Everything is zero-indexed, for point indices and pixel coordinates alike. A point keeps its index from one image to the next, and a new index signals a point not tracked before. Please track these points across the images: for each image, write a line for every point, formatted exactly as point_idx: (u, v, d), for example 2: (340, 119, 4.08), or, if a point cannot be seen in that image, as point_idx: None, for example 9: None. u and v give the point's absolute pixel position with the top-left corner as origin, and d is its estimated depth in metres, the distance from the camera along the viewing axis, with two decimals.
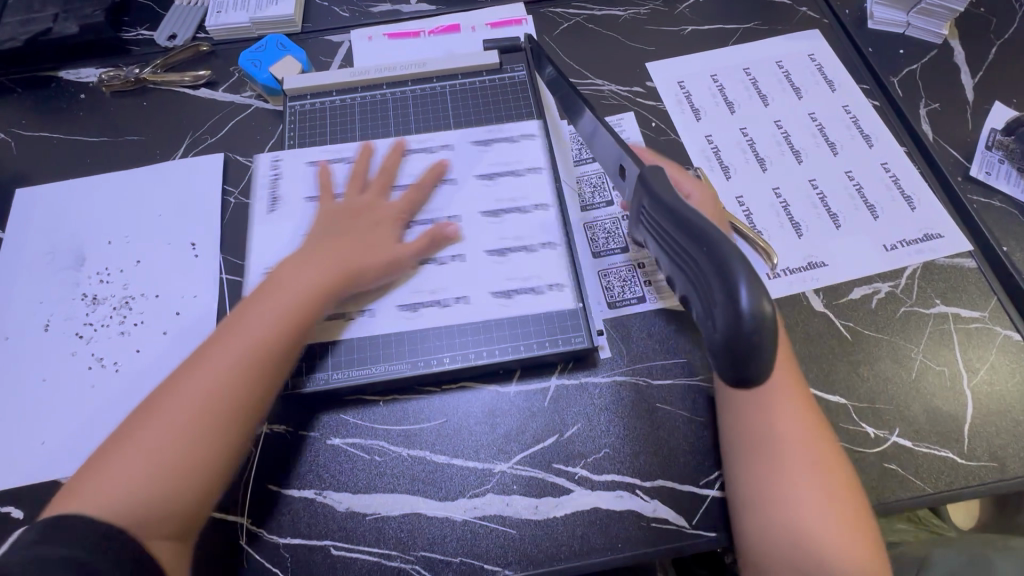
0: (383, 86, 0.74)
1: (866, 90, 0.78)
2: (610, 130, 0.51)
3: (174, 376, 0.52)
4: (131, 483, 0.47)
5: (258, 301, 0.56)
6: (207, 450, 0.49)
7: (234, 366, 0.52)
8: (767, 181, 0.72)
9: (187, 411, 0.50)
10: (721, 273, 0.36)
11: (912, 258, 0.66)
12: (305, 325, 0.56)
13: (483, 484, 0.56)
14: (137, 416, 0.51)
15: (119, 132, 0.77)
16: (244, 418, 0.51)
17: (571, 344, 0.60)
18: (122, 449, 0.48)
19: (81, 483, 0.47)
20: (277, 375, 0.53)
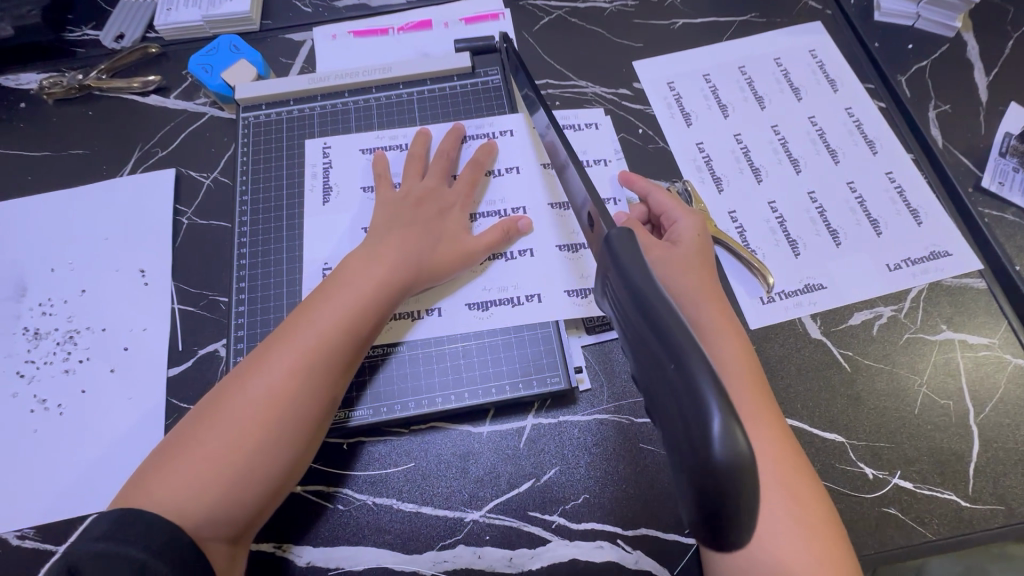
0: (346, 93, 0.68)
1: (871, 90, 0.72)
2: (582, 171, 0.47)
3: (238, 374, 0.50)
4: (188, 487, 0.45)
5: (326, 294, 0.52)
6: (268, 456, 0.47)
7: (288, 368, 0.49)
8: (762, 194, 0.66)
9: (241, 413, 0.47)
10: (690, 402, 0.28)
11: (917, 279, 0.61)
12: (365, 327, 0.52)
13: (453, 534, 0.53)
14: (196, 417, 0.49)
15: (63, 145, 0.72)
16: (307, 422, 0.49)
17: (546, 385, 0.56)
18: (183, 451, 0.47)
19: (139, 485, 0.45)
20: (329, 380, 0.50)
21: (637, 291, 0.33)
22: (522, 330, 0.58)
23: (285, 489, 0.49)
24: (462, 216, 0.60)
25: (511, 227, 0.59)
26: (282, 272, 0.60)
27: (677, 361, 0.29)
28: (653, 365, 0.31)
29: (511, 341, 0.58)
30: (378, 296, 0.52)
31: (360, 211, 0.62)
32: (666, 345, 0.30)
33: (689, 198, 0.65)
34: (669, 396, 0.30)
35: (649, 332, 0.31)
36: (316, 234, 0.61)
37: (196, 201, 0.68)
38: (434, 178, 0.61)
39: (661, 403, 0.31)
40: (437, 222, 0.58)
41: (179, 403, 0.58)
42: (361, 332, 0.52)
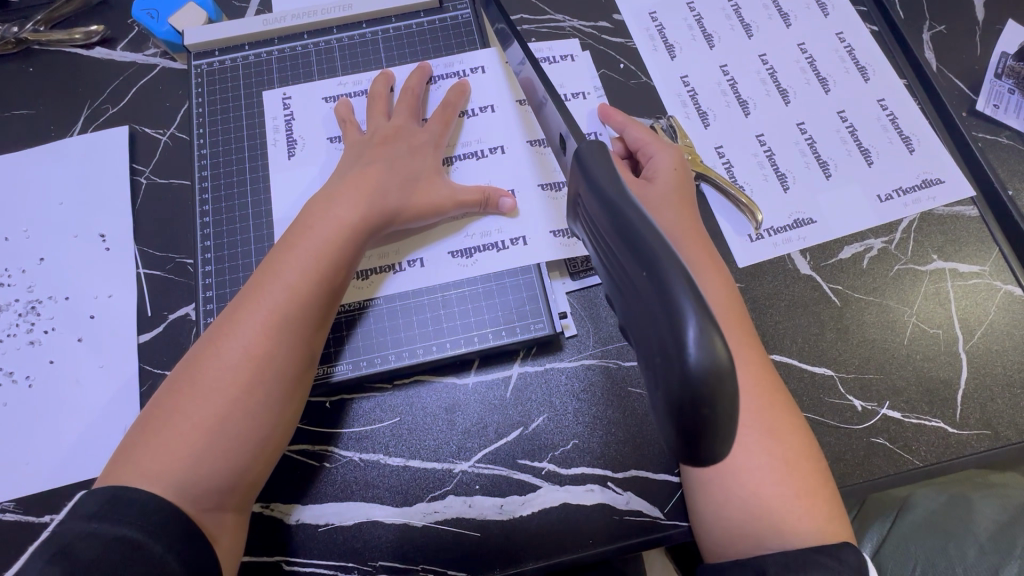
0: (304, 36, 0.63)
1: (863, 12, 0.68)
2: (559, 104, 0.43)
3: (206, 342, 0.47)
4: (177, 462, 0.44)
5: (290, 248, 0.49)
6: (254, 418, 0.46)
7: (258, 327, 0.47)
8: (750, 127, 0.63)
9: (215, 378, 0.46)
10: (667, 313, 0.28)
11: (908, 209, 0.60)
12: (335, 279, 0.50)
13: (442, 486, 0.52)
14: (170, 391, 0.47)
15: (5, 105, 0.66)
16: (289, 383, 0.48)
17: (531, 332, 0.55)
18: (163, 425, 0.45)
19: (125, 465, 0.44)
20: (303, 336, 0.48)
21: (616, 213, 0.32)
22: (503, 278, 0.56)
23: (275, 451, 0.49)
24: (436, 157, 0.56)
25: (494, 200, 0.56)
26: (248, 235, 0.57)
27: (656, 276, 0.28)
28: (631, 286, 0.31)
29: (492, 290, 0.56)
30: (349, 250, 0.50)
31: (322, 164, 0.58)
32: (644, 264, 0.29)
33: (674, 134, 0.62)
34: (644, 309, 0.30)
35: (628, 253, 0.31)
36: (283, 189, 0.58)
37: (154, 160, 0.64)
38: (404, 119, 0.57)
39: (638, 321, 0.31)
40: (406, 167, 0.54)
41: (153, 369, 0.56)
42: (331, 284, 0.49)
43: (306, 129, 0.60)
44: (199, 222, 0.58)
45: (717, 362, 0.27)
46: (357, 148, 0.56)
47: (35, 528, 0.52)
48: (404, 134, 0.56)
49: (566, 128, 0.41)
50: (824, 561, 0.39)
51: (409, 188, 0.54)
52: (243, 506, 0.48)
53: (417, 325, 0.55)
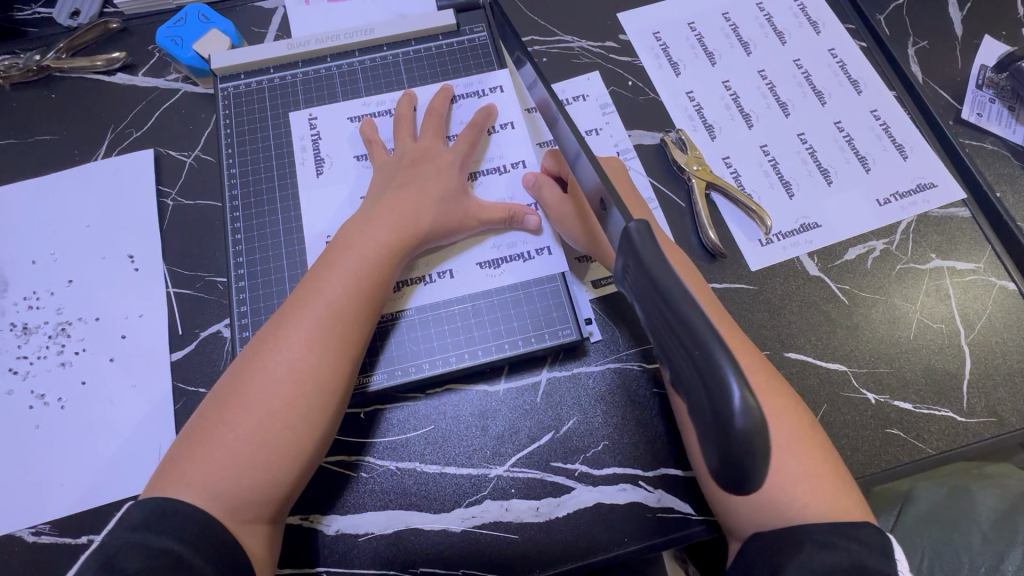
0: (327, 59, 0.66)
1: (852, 30, 0.73)
2: (570, 123, 0.44)
3: (251, 356, 0.49)
4: (221, 472, 0.45)
5: (330, 266, 0.52)
6: (296, 432, 0.47)
7: (301, 344, 0.48)
8: (754, 138, 0.67)
9: (260, 391, 0.47)
10: (709, 375, 0.30)
11: (906, 211, 0.63)
12: (372, 296, 0.51)
13: (479, 491, 0.53)
14: (213, 405, 0.48)
15: (28, 131, 0.67)
16: (331, 398, 0.49)
17: (558, 337, 0.57)
18: (207, 436, 0.46)
19: (171, 474, 0.45)
20: (344, 352, 0.50)
21: (663, 288, 0.32)
22: (530, 286, 0.58)
23: (314, 465, 0.50)
24: (462, 172, 0.59)
25: (520, 215, 0.58)
26: (279, 253, 0.59)
27: (701, 347, 0.30)
28: (676, 346, 0.32)
29: (519, 298, 0.58)
30: (385, 266, 0.53)
31: (349, 183, 0.60)
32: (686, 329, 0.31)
33: (684, 146, 0.65)
34: (688, 368, 0.32)
35: (672, 319, 0.32)
36: (313, 206, 0.60)
37: (180, 181, 0.65)
38: (431, 141, 0.59)
39: (680, 374, 0.33)
40: (436, 187, 0.56)
41: (187, 386, 0.57)
42: (368, 302, 0.51)
43: (333, 149, 0.62)
44: (231, 241, 0.59)
45: (762, 420, 0.30)
46: (385, 167, 0.58)
47: (73, 549, 0.52)
48: (432, 153, 0.58)
49: (579, 146, 0.43)
50: (853, 544, 0.41)
51: (440, 206, 0.56)
52: (280, 520, 0.49)
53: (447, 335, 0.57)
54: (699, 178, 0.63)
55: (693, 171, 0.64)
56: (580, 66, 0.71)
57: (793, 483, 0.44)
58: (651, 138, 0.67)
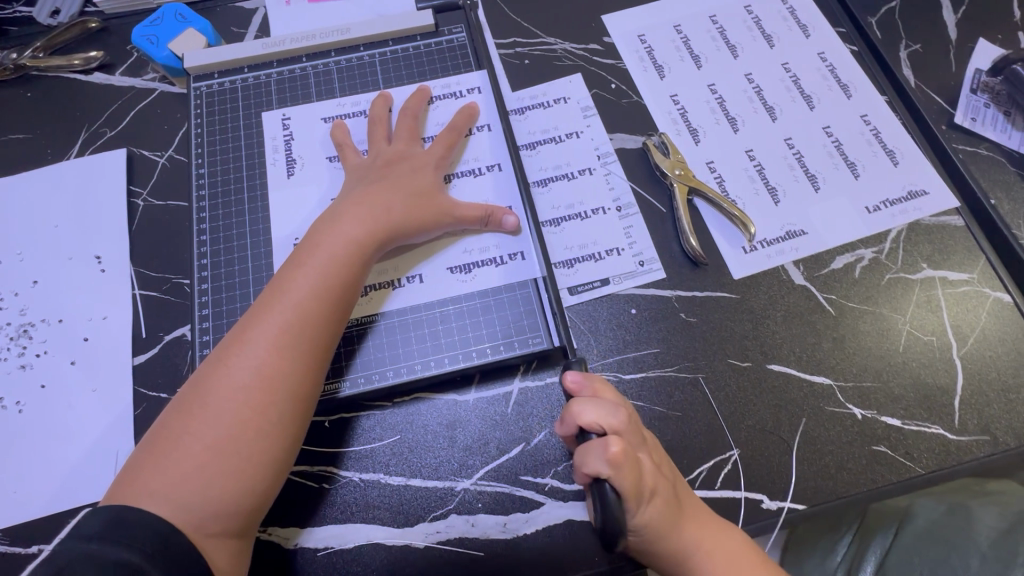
0: (303, 58, 0.65)
1: (843, 33, 0.71)
2: None
3: (215, 361, 0.47)
4: (184, 482, 0.43)
5: (298, 268, 0.50)
6: (264, 439, 0.45)
7: (267, 347, 0.47)
8: (738, 143, 0.65)
9: (224, 398, 0.45)
10: None
11: (896, 220, 0.61)
12: (342, 298, 0.50)
13: (444, 506, 0.51)
14: (176, 413, 0.46)
15: (2, 129, 0.67)
16: (299, 403, 0.47)
17: (530, 345, 0.55)
18: (169, 445, 0.45)
19: (130, 486, 0.44)
20: (312, 356, 0.48)
21: None
22: (500, 291, 0.56)
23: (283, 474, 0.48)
24: (437, 173, 0.57)
25: (496, 217, 0.56)
26: (247, 254, 0.57)
27: None
28: None
29: (490, 304, 0.56)
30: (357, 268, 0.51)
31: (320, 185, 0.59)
32: None
33: (666, 150, 0.64)
34: None
35: None
36: (283, 206, 0.58)
37: (151, 181, 0.64)
38: (406, 142, 0.58)
39: None
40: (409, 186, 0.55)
41: (148, 390, 0.55)
42: (338, 304, 0.50)
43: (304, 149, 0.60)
44: (198, 242, 0.58)
45: None
46: (356, 168, 0.56)
47: (23, 558, 0.50)
48: (406, 154, 0.57)
49: None
50: None
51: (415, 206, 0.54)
52: (249, 534, 0.47)
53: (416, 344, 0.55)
54: (681, 184, 0.61)
55: (674, 175, 0.62)
56: (562, 68, 0.69)
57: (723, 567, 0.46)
58: (633, 141, 0.65)
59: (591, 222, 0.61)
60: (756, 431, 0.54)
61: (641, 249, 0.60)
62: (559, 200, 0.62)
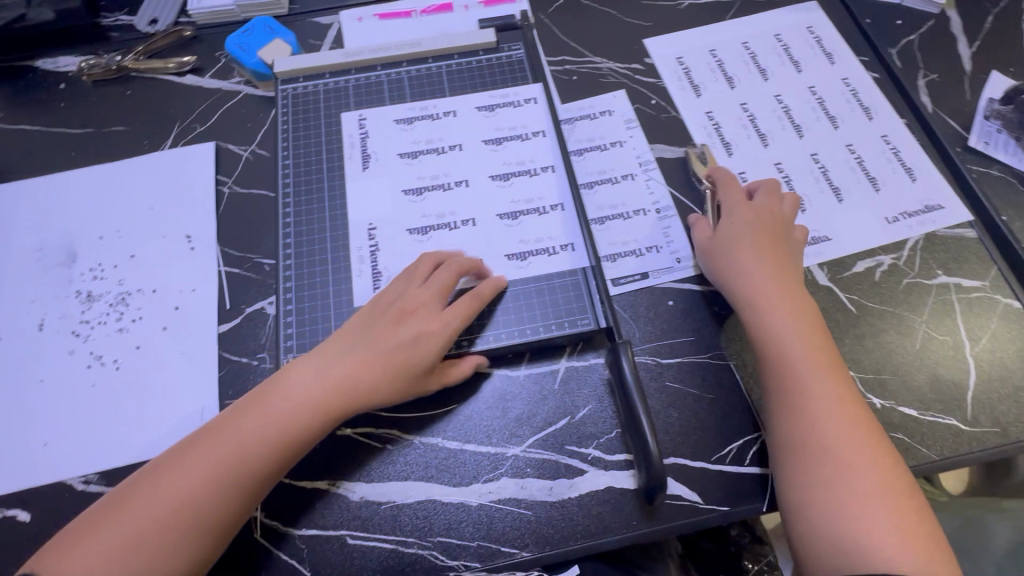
0: (377, 67, 0.72)
1: (865, 62, 0.78)
2: None
3: (222, 420, 0.53)
4: (138, 530, 0.48)
5: (313, 359, 0.55)
6: (216, 516, 0.49)
7: (260, 432, 0.51)
8: (768, 156, 0.71)
9: (210, 457, 0.50)
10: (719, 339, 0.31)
11: (913, 231, 0.67)
12: (329, 407, 0.53)
13: (496, 468, 0.56)
14: (177, 448, 0.52)
15: (104, 122, 0.75)
16: (255, 490, 0.51)
17: (578, 326, 0.60)
18: (155, 479, 0.50)
19: (112, 507, 0.49)
20: (286, 453, 0.52)
21: None
22: (552, 278, 0.62)
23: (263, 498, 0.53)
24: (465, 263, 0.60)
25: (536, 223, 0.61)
26: (325, 237, 0.64)
27: None
28: None
29: (543, 289, 0.62)
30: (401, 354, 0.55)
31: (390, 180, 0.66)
32: None
33: (706, 160, 0.70)
34: None
35: None
36: (359, 196, 0.65)
37: (236, 172, 0.71)
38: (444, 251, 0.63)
39: None
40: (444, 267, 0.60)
41: (231, 355, 0.61)
42: (326, 415, 0.53)
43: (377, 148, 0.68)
44: (281, 225, 0.65)
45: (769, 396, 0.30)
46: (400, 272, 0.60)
47: None
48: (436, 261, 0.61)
49: None
50: None
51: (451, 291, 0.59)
52: None
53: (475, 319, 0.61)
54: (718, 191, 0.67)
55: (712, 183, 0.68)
56: (607, 84, 0.76)
57: (878, 530, 0.47)
58: (672, 151, 0.72)
59: (633, 222, 0.67)
60: None
61: (678, 247, 0.66)
62: (604, 201, 0.69)
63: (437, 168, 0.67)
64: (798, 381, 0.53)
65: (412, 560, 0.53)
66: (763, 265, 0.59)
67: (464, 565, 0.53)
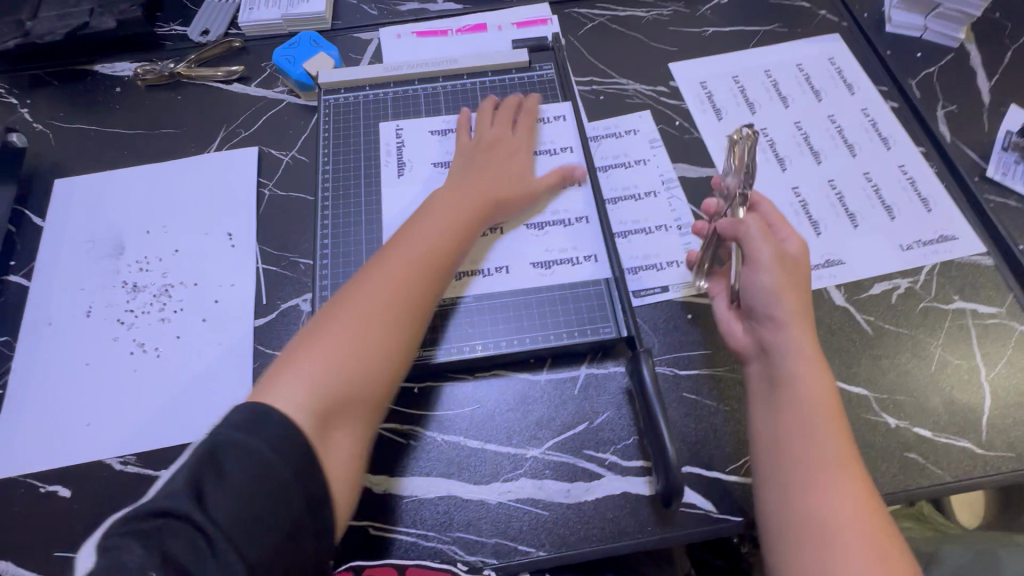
0: (415, 82, 0.76)
1: (884, 92, 0.80)
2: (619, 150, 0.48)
3: (356, 280, 0.55)
4: (322, 365, 0.48)
5: (422, 219, 0.60)
6: (394, 338, 0.52)
7: (405, 262, 0.56)
8: (787, 180, 0.73)
9: (358, 302, 0.53)
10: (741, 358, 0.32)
11: (928, 257, 0.68)
12: (452, 240, 0.59)
13: (515, 469, 0.58)
14: (310, 328, 0.52)
15: (155, 124, 0.79)
16: (416, 318, 0.54)
17: (599, 334, 0.62)
18: (313, 338, 0.51)
19: (274, 373, 0.48)
20: (432, 282, 0.56)
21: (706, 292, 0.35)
22: (576, 287, 0.64)
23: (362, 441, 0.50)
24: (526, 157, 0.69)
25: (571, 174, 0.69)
26: (360, 239, 0.67)
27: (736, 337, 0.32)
28: None
29: (566, 297, 0.64)
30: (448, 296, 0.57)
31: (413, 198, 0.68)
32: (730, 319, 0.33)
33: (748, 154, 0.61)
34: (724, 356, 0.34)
35: None
36: (393, 202, 0.68)
37: (276, 175, 0.75)
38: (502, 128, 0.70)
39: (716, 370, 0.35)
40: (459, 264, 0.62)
41: (265, 348, 0.64)
42: (445, 255, 0.58)
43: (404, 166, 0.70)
44: (319, 226, 0.68)
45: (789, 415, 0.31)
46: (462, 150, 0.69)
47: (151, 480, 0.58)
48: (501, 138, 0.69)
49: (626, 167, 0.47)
50: None
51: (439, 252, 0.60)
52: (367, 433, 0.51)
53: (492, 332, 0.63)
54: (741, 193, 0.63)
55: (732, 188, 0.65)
56: (633, 105, 0.79)
57: None
58: (694, 171, 0.74)
59: (654, 237, 0.70)
60: None
61: None
62: (627, 216, 0.71)
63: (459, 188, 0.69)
64: (792, 425, 0.51)
65: (432, 554, 0.55)
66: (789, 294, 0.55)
67: (481, 561, 0.55)
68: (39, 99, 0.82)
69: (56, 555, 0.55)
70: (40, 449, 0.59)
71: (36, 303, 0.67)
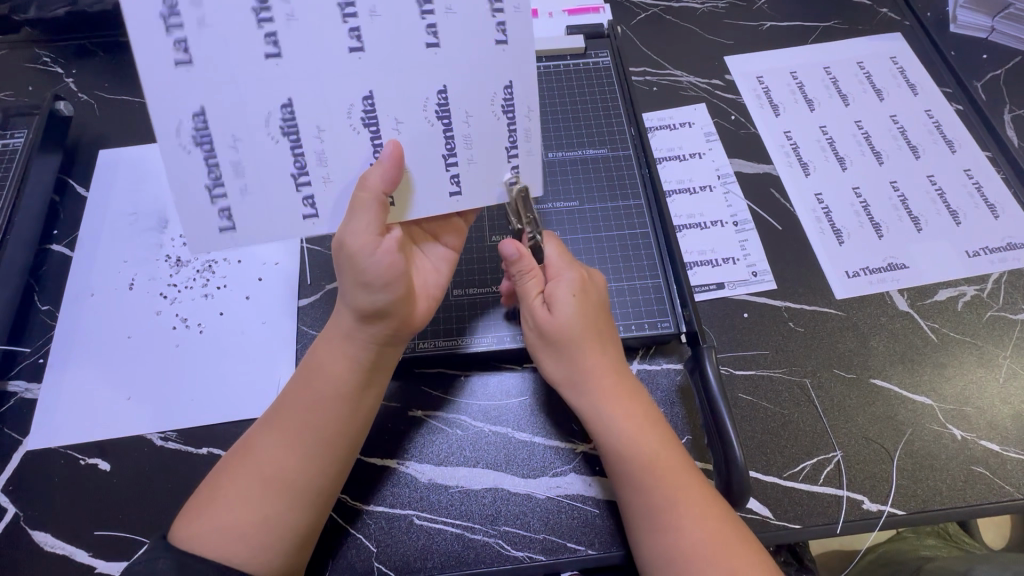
0: None
1: (948, 93, 0.77)
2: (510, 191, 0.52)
3: (329, 341, 0.52)
4: (250, 483, 0.48)
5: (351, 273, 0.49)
6: (335, 394, 0.51)
7: (356, 323, 0.51)
8: (847, 179, 0.71)
9: (328, 373, 0.51)
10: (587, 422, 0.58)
11: (995, 265, 0.65)
12: (369, 344, 0.51)
13: (565, 462, 0.56)
14: (299, 390, 0.52)
15: None
16: (343, 391, 0.51)
17: (656, 329, 0.60)
18: (261, 435, 0.50)
19: (217, 484, 0.49)
20: (376, 331, 0.50)
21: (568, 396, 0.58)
22: (634, 280, 0.63)
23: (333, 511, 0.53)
24: (370, 219, 0.46)
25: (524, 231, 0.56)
26: None
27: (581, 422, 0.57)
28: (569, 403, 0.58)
29: (623, 289, 0.62)
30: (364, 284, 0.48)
31: (403, 115, 0.47)
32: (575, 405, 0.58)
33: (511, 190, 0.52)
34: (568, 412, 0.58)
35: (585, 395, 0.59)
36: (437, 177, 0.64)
37: None
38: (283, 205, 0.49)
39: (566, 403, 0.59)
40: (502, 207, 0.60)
41: (308, 329, 0.63)
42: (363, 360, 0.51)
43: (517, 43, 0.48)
44: None
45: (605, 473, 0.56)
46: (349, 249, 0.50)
47: (192, 458, 0.57)
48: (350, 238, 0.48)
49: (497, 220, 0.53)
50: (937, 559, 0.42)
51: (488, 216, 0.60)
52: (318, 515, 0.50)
53: (226, 174, 0.46)
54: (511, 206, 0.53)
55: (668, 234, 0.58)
56: (687, 97, 0.77)
57: None
58: (750, 167, 0.72)
59: (709, 233, 0.68)
60: (860, 438, 0.57)
61: (754, 261, 0.66)
62: (682, 210, 0.69)
63: (478, 147, 0.50)
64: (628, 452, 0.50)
65: (478, 546, 0.53)
66: (565, 321, 0.52)
67: (529, 557, 0.53)
68: (83, 70, 0.81)
69: (95, 530, 0.54)
70: (81, 420, 0.58)
71: (77, 273, 0.66)
